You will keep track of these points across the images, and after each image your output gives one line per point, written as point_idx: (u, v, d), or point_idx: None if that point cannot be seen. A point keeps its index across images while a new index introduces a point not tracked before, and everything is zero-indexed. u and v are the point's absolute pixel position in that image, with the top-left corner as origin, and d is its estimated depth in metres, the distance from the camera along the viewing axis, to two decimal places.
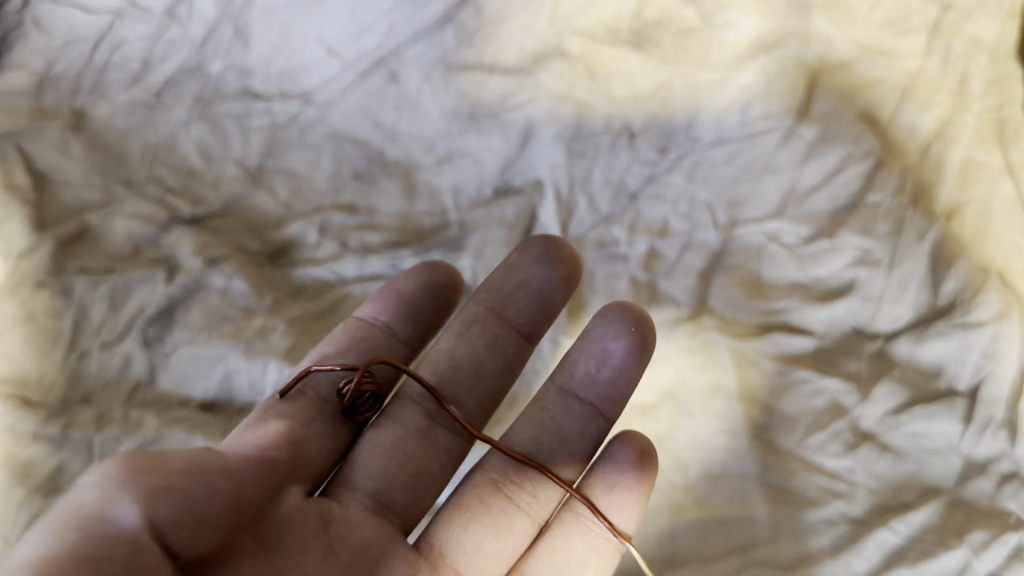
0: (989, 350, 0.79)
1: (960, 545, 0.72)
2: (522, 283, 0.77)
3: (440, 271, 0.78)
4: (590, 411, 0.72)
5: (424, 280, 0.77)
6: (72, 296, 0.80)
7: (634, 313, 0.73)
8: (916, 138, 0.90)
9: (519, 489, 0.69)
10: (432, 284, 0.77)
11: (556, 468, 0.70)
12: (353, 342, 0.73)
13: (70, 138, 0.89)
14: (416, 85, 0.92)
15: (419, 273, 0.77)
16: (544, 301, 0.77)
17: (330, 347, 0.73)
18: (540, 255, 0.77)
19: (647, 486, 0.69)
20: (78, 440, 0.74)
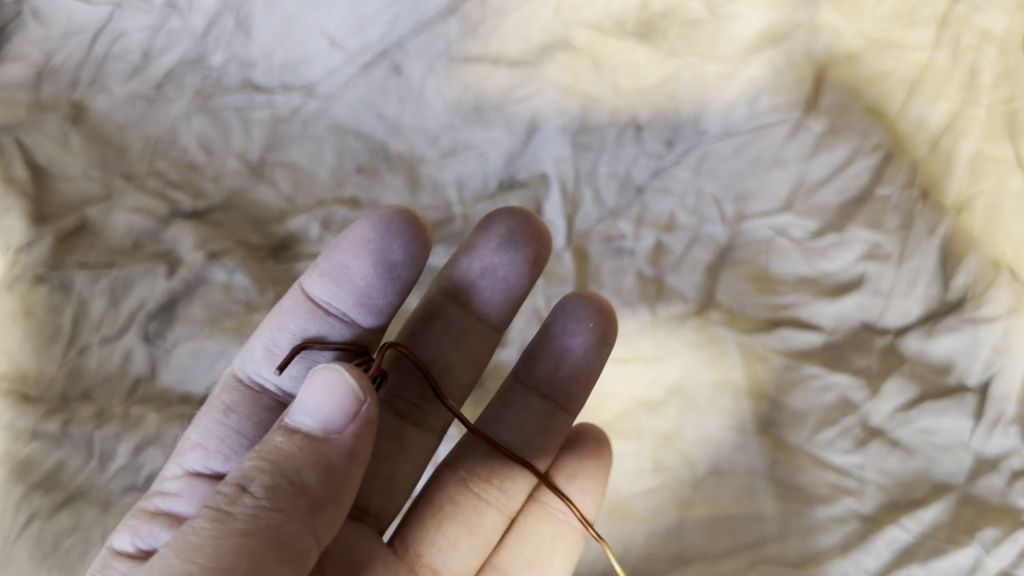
0: (999, 345, 0.79)
1: (971, 542, 0.71)
2: (489, 271, 0.69)
3: (393, 241, 0.64)
4: (552, 408, 0.71)
5: (370, 259, 0.65)
6: (72, 291, 0.79)
7: (594, 305, 0.70)
8: (925, 131, 0.89)
9: (487, 485, 0.68)
10: (381, 258, 0.65)
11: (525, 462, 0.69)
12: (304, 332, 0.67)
13: (69, 130, 0.88)
14: (419, 77, 0.91)
15: (373, 251, 0.65)
16: (511, 290, 0.70)
17: (284, 339, 0.67)
18: (507, 237, 0.68)
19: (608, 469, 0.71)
20: (78, 436, 0.73)
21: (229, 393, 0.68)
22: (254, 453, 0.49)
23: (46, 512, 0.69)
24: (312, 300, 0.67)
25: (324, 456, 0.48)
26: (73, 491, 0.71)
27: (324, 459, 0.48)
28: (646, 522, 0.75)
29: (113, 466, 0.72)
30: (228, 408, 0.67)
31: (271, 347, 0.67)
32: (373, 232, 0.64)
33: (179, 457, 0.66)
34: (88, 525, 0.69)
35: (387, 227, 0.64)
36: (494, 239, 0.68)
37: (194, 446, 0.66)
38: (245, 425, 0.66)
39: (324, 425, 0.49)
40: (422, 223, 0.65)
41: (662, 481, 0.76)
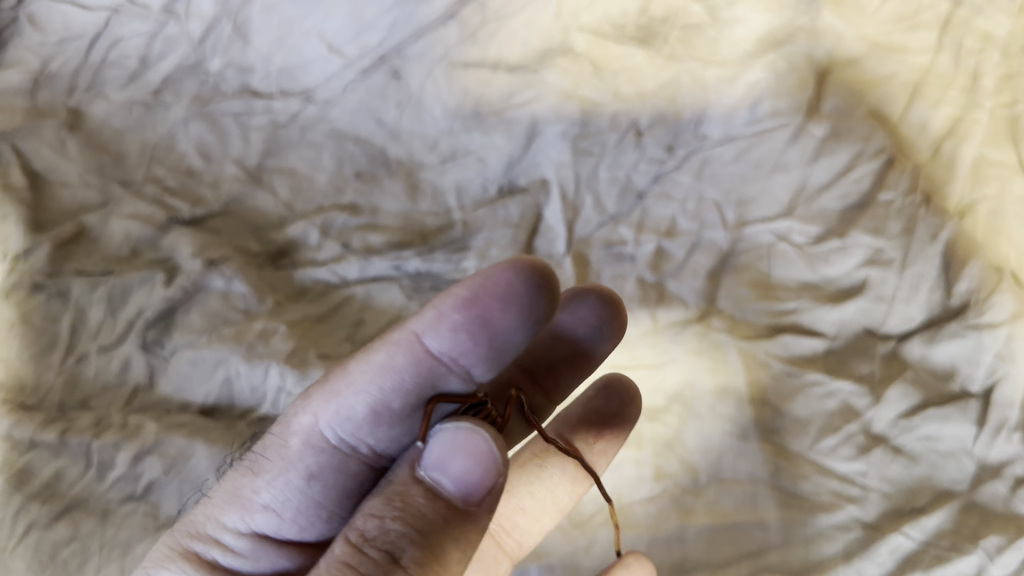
0: (1003, 351, 0.78)
1: (974, 550, 0.71)
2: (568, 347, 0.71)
3: (540, 305, 0.48)
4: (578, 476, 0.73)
5: (519, 318, 0.49)
6: (69, 299, 0.79)
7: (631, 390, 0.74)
8: (928, 135, 0.88)
9: (507, 533, 0.71)
10: (516, 313, 0.48)
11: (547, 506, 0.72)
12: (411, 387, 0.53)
13: (66, 137, 0.87)
14: (419, 82, 0.90)
15: (521, 307, 0.48)
16: (581, 368, 0.71)
17: (373, 395, 0.54)
18: (595, 318, 0.69)
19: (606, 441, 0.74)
20: (75, 446, 0.72)
21: (311, 454, 0.56)
22: (391, 509, 0.47)
23: (44, 522, 0.69)
24: (422, 351, 0.52)
25: (464, 531, 0.47)
26: (71, 501, 0.71)
27: (464, 533, 0.47)
28: (648, 531, 0.74)
29: (111, 475, 0.72)
30: (310, 472, 0.56)
31: (370, 398, 0.55)
32: (517, 289, 0.48)
33: (243, 509, 0.56)
34: (86, 535, 0.69)
35: (535, 290, 0.48)
36: (583, 315, 0.69)
37: (267, 506, 0.56)
38: (326, 495, 0.56)
39: (467, 497, 0.48)
40: (558, 286, 0.49)
41: (663, 488, 0.76)
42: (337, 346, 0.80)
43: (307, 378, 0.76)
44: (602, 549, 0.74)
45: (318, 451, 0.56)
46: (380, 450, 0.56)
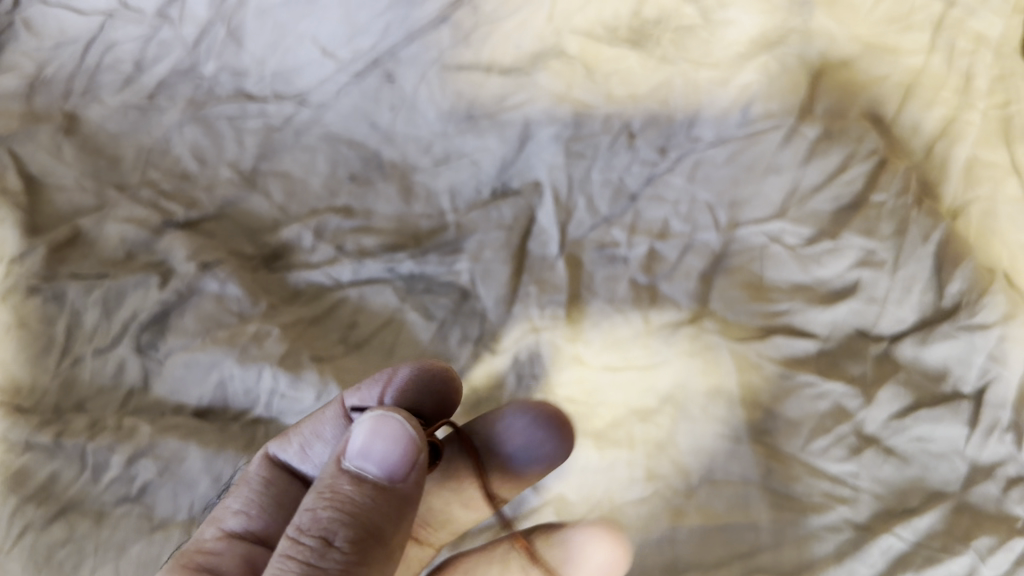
0: (995, 352, 0.78)
1: (966, 551, 0.71)
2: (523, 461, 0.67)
3: (435, 393, 0.65)
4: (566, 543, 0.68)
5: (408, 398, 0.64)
6: (65, 302, 0.79)
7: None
8: (920, 137, 0.88)
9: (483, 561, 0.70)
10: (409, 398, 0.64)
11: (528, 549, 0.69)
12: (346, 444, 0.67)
13: (62, 140, 0.88)
14: (412, 85, 0.91)
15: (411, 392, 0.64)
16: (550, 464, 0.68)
17: (319, 445, 0.66)
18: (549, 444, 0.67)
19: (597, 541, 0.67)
20: (70, 448, 0.73)
21: (266, 471, 0.65)
22: (322, 501, 0.49)
23: (39, 524, 0.70)
24: (351, 417, 0.65)
25: (396, 506, 0.50)
26: (67, 502, 0.71)
27: (398, 506, 0.50)
28: (640, 533, 0.74)
29: (106, 477, 0.72)
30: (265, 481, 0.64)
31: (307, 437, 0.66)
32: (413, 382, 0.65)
33: (215, 523, 0.61)
34: (81, 537, 0.69)
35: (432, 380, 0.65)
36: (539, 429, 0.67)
37: (235, 512, 0.62)
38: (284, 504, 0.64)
39: (392, 476, 0.50)
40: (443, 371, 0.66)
41: (655, 490, 0.76)
42: (330, 349, 0.80)
43: (299, 381, 0.76)
44: None
45: (274, 474, 0.65)
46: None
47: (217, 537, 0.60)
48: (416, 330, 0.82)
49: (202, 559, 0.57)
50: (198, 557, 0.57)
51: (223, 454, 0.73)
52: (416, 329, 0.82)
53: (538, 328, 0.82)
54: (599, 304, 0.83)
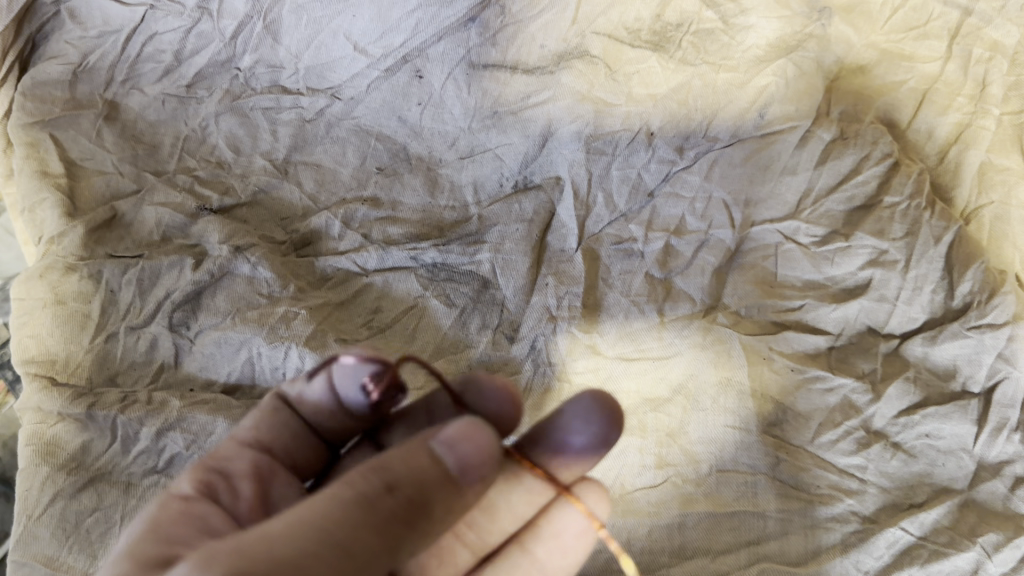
0: (1005, 353, 0.79)
1: (972, 546, 0.72)
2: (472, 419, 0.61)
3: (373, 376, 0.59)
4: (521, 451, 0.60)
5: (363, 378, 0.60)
6: (101, 281, 0.85)
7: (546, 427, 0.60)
8: (934, 143, 0.91)
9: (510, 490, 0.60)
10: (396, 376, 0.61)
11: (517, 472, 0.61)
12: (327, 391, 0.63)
13: (102, 128, 0.94)
14: (440, 81, 0.93)
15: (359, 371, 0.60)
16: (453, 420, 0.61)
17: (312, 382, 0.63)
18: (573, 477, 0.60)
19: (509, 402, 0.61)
20: (102, 420, 0.76)
21: (278, 403, 0.63)
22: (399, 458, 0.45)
23: (69, 492, 0.74)
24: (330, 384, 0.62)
25: (451, 504, 0.45)
26: (97, 472, 0.75)
27: (449, 509, 0.45)
28: (649, 517, 0.76)
29: (135, 449, 0.76)
30: (274, 407, 0.63)
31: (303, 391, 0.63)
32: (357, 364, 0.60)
33: (230, 436, 0.61)
34: (108, 507, 0.74)
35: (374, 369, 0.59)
36: (572, 421, 0.59)
37: (248, 427, 0.61)
38: (281, 435, 0.62)
39: (465, 470, 0.45)
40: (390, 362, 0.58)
41: (666, 477, 0.78)
42: (355, 331, 0.84)
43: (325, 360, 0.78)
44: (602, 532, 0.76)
45: (280, 405, 0.63)
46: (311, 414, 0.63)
47: (231, 445, 0.60)
48: (438, 316, 0.85)
49: (217, 463, 0.57)
50: (215, 462, 0.58)
51: None
52: (437, 315, 0.85)
53: (555, 317, 0.84)
54: (614, 295, 0.86)
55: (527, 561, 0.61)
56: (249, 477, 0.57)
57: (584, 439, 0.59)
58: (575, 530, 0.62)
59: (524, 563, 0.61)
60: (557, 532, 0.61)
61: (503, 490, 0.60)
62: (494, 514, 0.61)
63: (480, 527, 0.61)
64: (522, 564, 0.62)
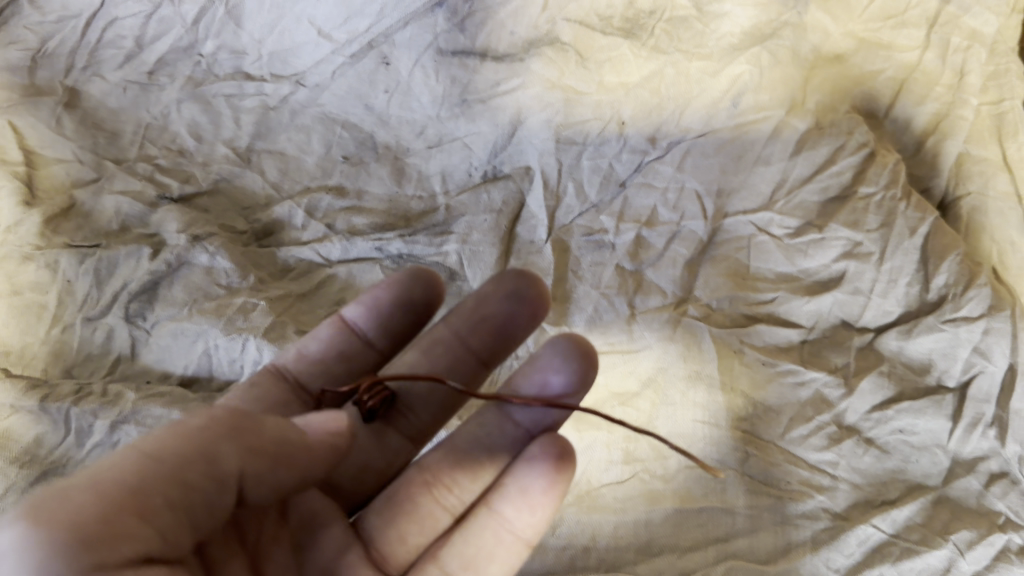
0: (980, 346, 0.78)
1: (945, 544, 0.70)
2: (493, 312, 0.66)
3: (414, 296, 0.66)
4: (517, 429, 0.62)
5: (392, 296, 0.66)
6: (58, 271, 0.82)
7: (548, 362, 0.61)
8: (910, 133, 0.90)
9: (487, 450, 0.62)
10: (406, 307, 0.67)
11: (494, 430, 0.62)
12: (333, 345, 0.67)
13: (62, 115, 0.91)
14: (407, 68, 0.90)
15: (392, 295, 0.66)
16: (498, 334, 0.66)
17: (313, 341, 0.67)
18: (554, 422, 0.62)
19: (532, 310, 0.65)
20: (55, 412, 0.74)
21: (267, 373, 0.66)
22: None
23: (22, 485, 0.71)
24: (348, 326, 0.67)
25: (281, 431, 0.47)
26: (51, 465, 0.73)
27: (285, 437, 0.47)
28: (616, 513, 0.74)
29: (89, 442, 0.73)
30: (260, 379, 0.66)
31: (305, 350, 0.67)
32: (380, 296, 0.66)
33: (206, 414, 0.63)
34: None
35: (411, 285, 0.66)
36: (552, 359, 0.61)
37: (226, 402, 0.63)
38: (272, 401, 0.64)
39: (307, 427, 0.49)
40: (432, 274, 0.67)
41: (633, 472, 0.76)
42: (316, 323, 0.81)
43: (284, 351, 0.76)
44: (567, 528, 0.74)
45: (270, 373, 0.66)
46: (315, 374, 0.67)
47: None
48: None
49: None
50: None
51: None
52: None
53: None
54: (584, 288, 0.84)
55: (492, 519, 0.57)
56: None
57: (560, 383, 0.61)
58: (540, 483, 0.57)
59: (493, 525, 0.58)
60: (523, 489, 0.57)
61: (481, 447, 0.62)
62: (471, 472, 0.61)
63: (457, 487, 0.61)
64: (491, 524, 0.58)
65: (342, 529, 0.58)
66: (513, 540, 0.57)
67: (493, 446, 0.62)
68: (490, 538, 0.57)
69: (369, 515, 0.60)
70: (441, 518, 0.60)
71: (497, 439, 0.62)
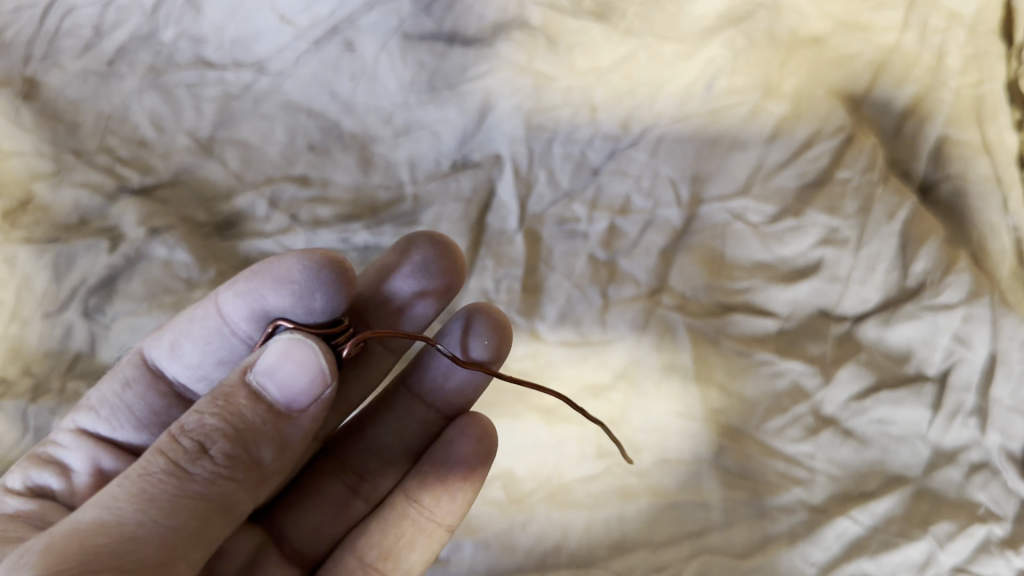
0: (960, 333, 0.76)
1: (924, 536, 0.68)
2: (400, 294, 0.67)
3: (295, 293, 0.59)
4: (432, 416, 0.69)
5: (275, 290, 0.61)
6: (16, 266, 0.79)
7: (485, 326, 0.66)
8: (889, 116, 0.87)
9: (404, 440, 0.69)
10: (291, 308, 0.59)
11: (406, 417, 0.70)
12: (211, 346, 0.65)
13: (20, 107, 0.86)
14: (372, 54, 0.88)
15: (273, 291, 0.61)
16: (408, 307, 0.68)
17: (189, 343, 0.66)
18: (464, 401, 0.69)
19: (440, 276, 0.67)
20: (11, 409, 0.73)
21: (135, 370, 0.66)
22: (213, 407, 0.47)
23: None
24: (229, 322, 0.64)
25: (284, 436, 0.48)
26: (9, 465, 0.71)
27: (287, 441, 0.49)
28: (588, 509, 0.72)
29: None
30: (131, 377, 0.66)
31: (178, 345, 0.66)
32: (262, 289, 0.61)
33: (74, 416, 0.65)
34: None
35: (293, 280, 0.59)
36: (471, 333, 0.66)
37: (88, 407, 0.65)
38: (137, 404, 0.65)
39: (296, 405, 0.48)
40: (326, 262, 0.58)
41: (606, 467, 0.74)
42: None
43: None
44: (538, 526, 0.71)
45: (144, 372, 0.66)
46: (197, 375, 0.66)
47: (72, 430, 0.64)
48: None
49: (52, 450, 0.63)
50: (50, 449, 0.63)
51: None
52: None
53: (492, 301, 0.81)
54: (555, 278, 0.83)
55: (414, 508, 0.65)
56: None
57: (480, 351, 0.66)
58: (459, 472, 0.65)
59: (412, 513, 0.65)
60: (441, 477, 0.65)
61: (395, 433, 0.70)
62: (388, 460, 0.69)
63: (371, 477, 0.69)
64: (410, 513, 0.65)
65: (250, 534, 0.64)
66: (432, 525, 0.65)
67: (406, 436, 0.70)
68: (411, 527, 0.65)
69: (285, 511, 0.67)
70: (360, 505, 0.68)
71: (413, 428, 0.70)
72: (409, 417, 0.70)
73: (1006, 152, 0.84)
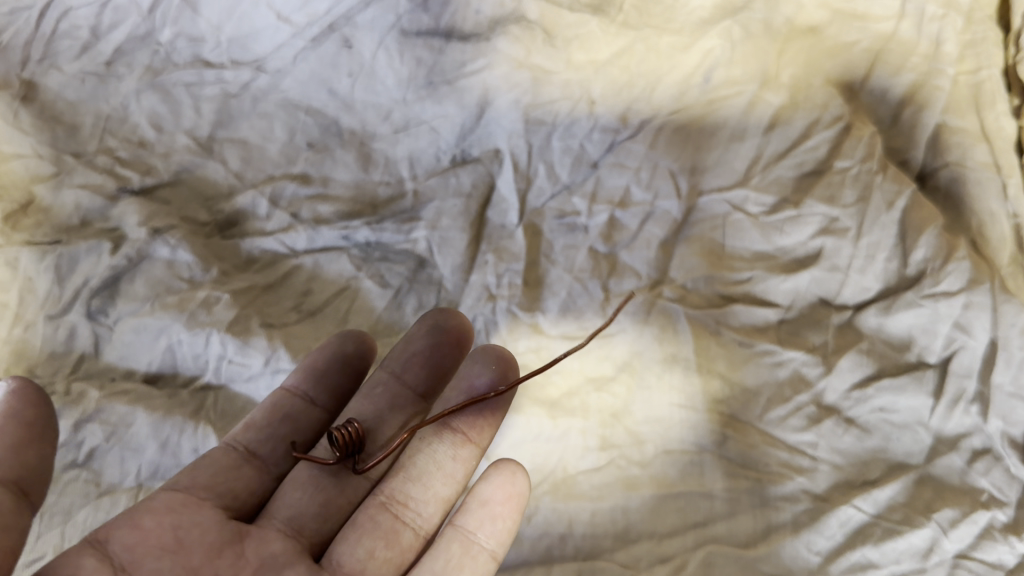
0: (961, 321, 0.76)
1: (927, 523, 0.69)
2: (418, 348, 0.74)
3: (352, 347, 0.74)
4: (459, 441, 0.70)
5: (333, 352, 0.73)
6: (18, 268, 0.80)
7: (494, 351, 0.72)
8: (887, 104, 0.87)
9: (438, 464, 0.69)
10: (345, 363, 0.73)
11: (434, 443, 0.69)
12: (282, 412, 0.69)
13: (19, 109, 0.86)
14: (370, 51, 0.89)
15: (332, 351, 0.73)
16: (435, 369, 0.74)
17: (262, 415, 0.69)
18: (486, 421, 0.70)
19: (451, 341, 0.75)
20: None
21: (218, 453, 0.65)
22: None
23: None
24: (295, 389, 0.71)
25: None
26: None
27: None
28: (592, 501, 0.72)
29: None
30: (214, 457, 0.64)
31: (248, 423, 0.68)
32: (319, 355, 0.73)
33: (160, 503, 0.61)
34: None
35: (348, 341, 0.74)
36: (476, 366, 0.71)
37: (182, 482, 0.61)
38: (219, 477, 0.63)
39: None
40: (365, 335, 0.75)
41: (610, 459, 0.74)
42: (283, 315, 0.81)
43: (248, 346, 0.77)
44: (542, 518, 0.72)
45: (225, 452, 0.65)
46: (273, 444, 0.68)
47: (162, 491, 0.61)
48: (371, 298, 0.83)
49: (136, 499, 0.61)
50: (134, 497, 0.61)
51: (172, 418, 0.73)
52: (370, 297, 0.83)
53: (494, 296, 0.82)
54: (556, 272, 0.84)
55: (459, 532, 0.63)
56: (154, 512, 0.56)
57: (484, 382, 0.71)
58: (499, 497, 0.64)
59: (459, 537, 0.63)
60: (483, 501, 0.64)
61: (427, 456, 0.69)
62: (423, 482, 0.68)
63: (414, 503, 0.67)
64: (457, 537, 0.63)
65: (307, 564, 0.59)
66: (479, 549, 0.63)
67: (439, 460, 0.69)
68: (459, 548, 0.63)
69: (337, 544, 0.63)
70: (405, 531, 0.65)
71: (444, 454, 0.69)
72: (436, 446, 0.69)
73: (1005, 139, 0.84)
